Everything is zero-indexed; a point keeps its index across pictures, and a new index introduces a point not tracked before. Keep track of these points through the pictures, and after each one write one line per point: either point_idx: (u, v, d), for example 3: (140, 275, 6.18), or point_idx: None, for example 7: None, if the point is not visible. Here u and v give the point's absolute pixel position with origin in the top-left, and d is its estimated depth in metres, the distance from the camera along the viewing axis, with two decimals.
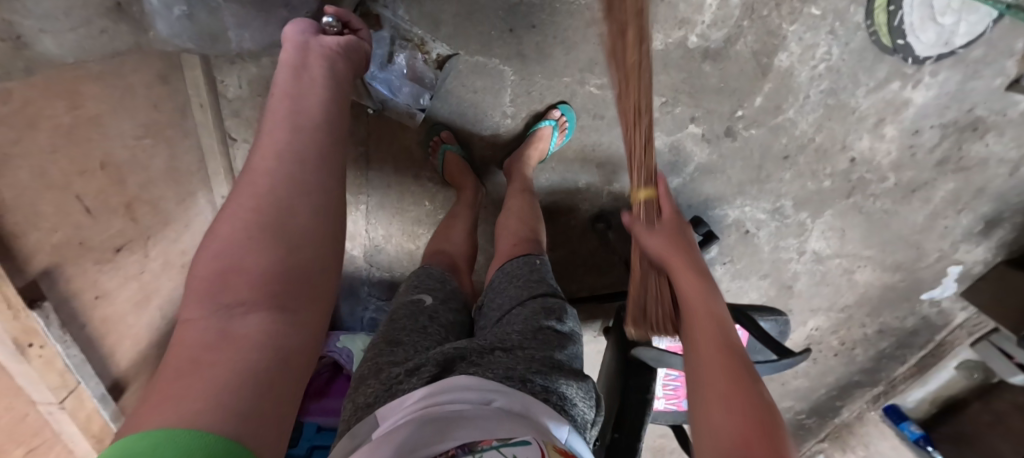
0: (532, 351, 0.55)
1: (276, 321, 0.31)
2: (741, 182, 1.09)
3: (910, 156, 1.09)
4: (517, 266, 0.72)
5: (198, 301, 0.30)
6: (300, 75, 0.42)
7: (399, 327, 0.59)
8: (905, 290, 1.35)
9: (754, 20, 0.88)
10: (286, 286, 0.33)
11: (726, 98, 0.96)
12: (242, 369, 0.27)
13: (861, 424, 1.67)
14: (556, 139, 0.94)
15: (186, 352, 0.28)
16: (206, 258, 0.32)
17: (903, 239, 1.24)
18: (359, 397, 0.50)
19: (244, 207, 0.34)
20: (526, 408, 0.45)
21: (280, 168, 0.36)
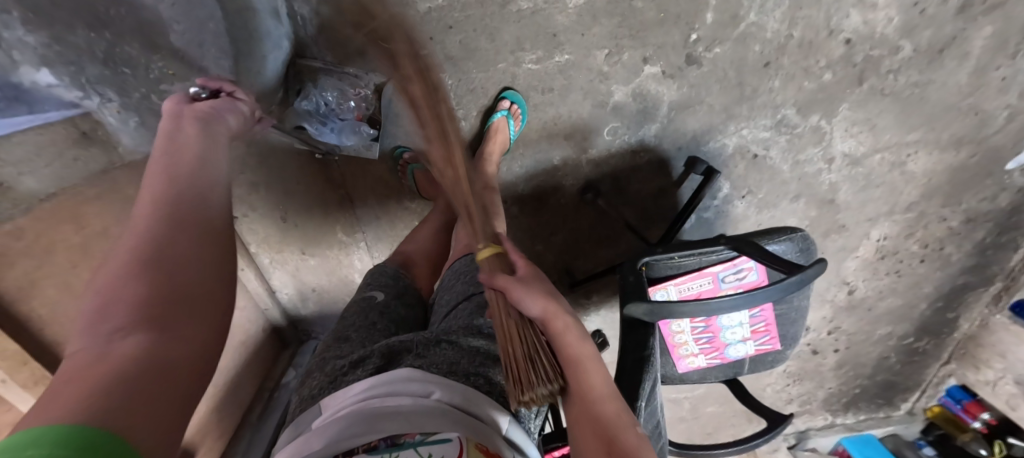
0: (478, 344, 0.59)
1: (154, 340, 0.34)
2: (726, 106, 1.00)
3: (919, 14, 0.92)
4: (465, 264, 0.77)
5: (82, 334, 0.34)
6: (175, 136, 0.50)
7: (350, 327, 0.65)
8: (981, 164, 1.15)
9: None
10: (167, 308, 0.36)
11: (672, 26, 0.90)
12: (116, 377, 0.30)
13: (988, 333, 1.40)
14: (513, 127, 0.96)
15: (65, 375, 0.31)
16: (90, 299, 0.36)
17: (952, 108, 1.06)
18: (307, 389, 0.55)
19: (122, 250, 0.38)
20: (466, 398, 0.47)
21: (157, 214, 0.42)
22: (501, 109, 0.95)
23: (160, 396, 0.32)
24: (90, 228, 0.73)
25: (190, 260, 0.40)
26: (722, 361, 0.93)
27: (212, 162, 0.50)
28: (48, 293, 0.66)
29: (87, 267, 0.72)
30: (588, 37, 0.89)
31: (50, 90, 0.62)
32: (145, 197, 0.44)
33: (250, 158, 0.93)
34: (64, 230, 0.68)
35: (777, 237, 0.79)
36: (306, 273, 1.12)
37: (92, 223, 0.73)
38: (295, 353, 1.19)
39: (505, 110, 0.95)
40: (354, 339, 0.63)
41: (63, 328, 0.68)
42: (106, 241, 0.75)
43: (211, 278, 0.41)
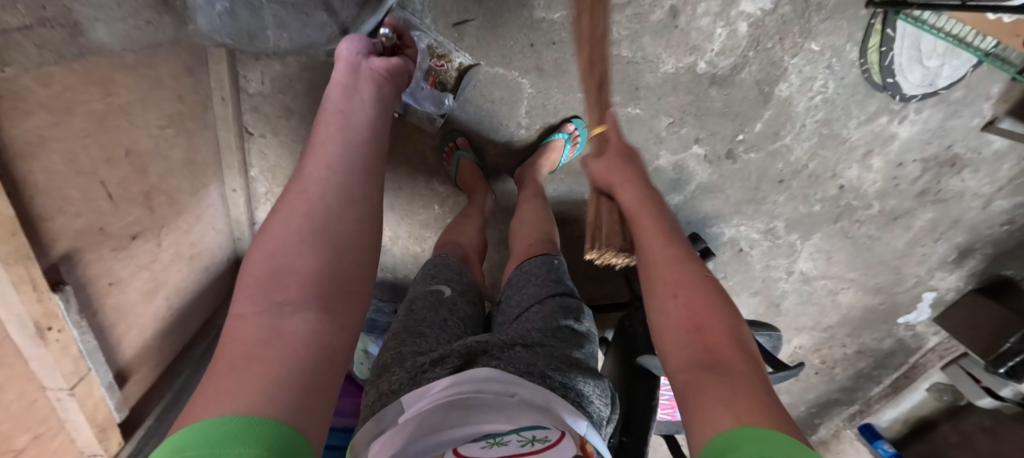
0: (552, 348, 0.61)
1: (315, 318, 0.39)
2: (738, 202, 1.13)
3: (894, 186, 1.14)
4: (536, 265, 0.79)
5: (251, 299, 0.39)
6: (350, 94, 0.57)
7: (422, 321, 0.66)
8: (884, 312, 1.44)
9: (759, 52, 0.91)
10: (328, 288, 0.42)
11: (729, 121, 1.00)
12: (289, 356, 0.36)
13: (838, 441, 1.81)
14: (568, 152, 1.00)
15: (248, 340, 0.36)
16: (259, 264, 0.42)
17: (885, 263, 1.31)
18: (385, 384, 0.57)
19: (296, 216, 0.45)
20: (548, 400, 0.51)
21: (326, 187, 0.48)
22: (563, 131, 0.97)
23: (317, 372, 0.37)
24: (114, 99, 0.61)
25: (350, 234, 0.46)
26: (669, 419, 1.04)
27: (373, 132, 0.55)
28: (52, 159, 0.55)
29: (96, 142, 0.61)
30: (661, 101, 0.97)
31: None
32: (310, 170, 0.49)
33: (297, 83, 0.88)
34: (89, 93, 0.57)
35: (761, 331, 0.92)
36: None
37: (118, 93, 0.62)
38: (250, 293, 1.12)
39: (566, 133, 0.97)
40: (428, 334, 0.64)
41: (52, 204, 0.56)
42: (125, 117, 0.64)
43: (361, 257, 0.46)
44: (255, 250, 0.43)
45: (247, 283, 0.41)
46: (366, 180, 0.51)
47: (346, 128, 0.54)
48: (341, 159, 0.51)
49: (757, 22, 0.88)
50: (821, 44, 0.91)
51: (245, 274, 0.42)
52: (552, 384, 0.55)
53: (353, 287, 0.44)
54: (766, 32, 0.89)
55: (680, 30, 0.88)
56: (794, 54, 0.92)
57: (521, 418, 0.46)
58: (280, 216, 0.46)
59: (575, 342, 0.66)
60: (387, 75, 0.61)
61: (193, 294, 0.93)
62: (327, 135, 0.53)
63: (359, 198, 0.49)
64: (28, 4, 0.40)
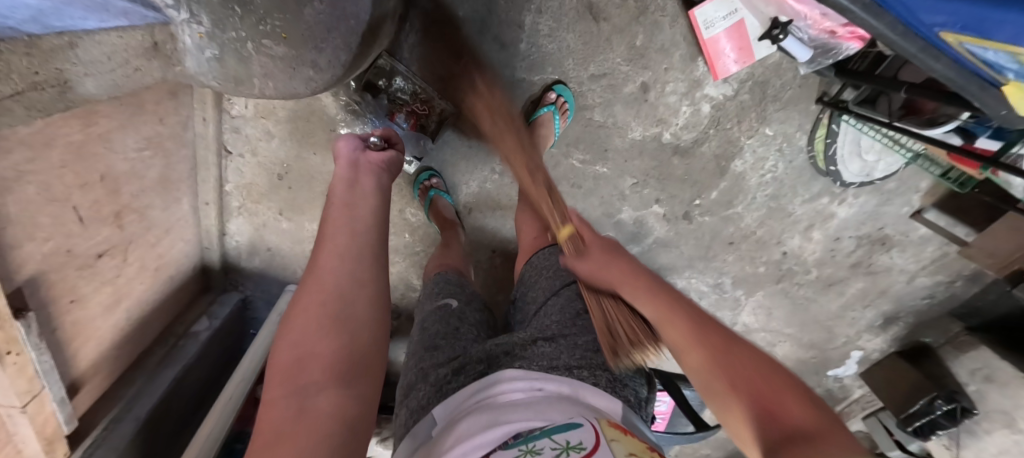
0: (574, 338, 0.67)
1: (339, 394, 0.44)
2: (691, 257, 1.22)
3: (831, 257, 1.25)
4: (545, 258, 0.84)
5: (279, 385, 0.44)
6: (353, 184, 0.63)
7: (437, 335, 0.71)
8: (815, 365, 1.56)
9: (719, 130, 1.00)
10: (345, 365, 0.46)
11: (688, 187, 1.08)
12: (319, 433, 0.40)
13: None
14: (558, 123, 0.92)
15: (282, 424, 0.41)
16: (285, 352, 0.47)
17: (819, 322, 1.42)
18: (413, 403, 0.63)
19: (313, 300, 0.50)
20: (573, 390, 0.56)
21: (338, 268, 0.53)
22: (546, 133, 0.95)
23: (345, 443, 0.41)
24: (94, 129, 0.63)
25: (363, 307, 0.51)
26: None
27: (377, 209, 0.61)
28: (29, 191, 0.56)
29: (72, 171, 0.62)
30: (628, 164, 1.03)
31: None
32: (323, 254, 0.54)
33: (281, 110, 0.91)
34: (70, 127, 0.58)
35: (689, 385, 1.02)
36: (271, 232, 1.08)
37: (99, 124, 0.63)
38: (211, 301, 1.13)
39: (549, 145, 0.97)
40: (444, 345, 0.69)
41: (24, 232, 0.57)
42: (104, 144, 0.66)
43: (376, 326, 0.51)
44: (279, 340, 0.48)
45: (276, 371, 0.46)
46: (374, 256, 0.56)
47: (353, 214, 0.59)
48: (348, 240, 0.56)
49: (719, 104, 0.96)
50: (775, 129, 1.00)
51: (274, 363, 0.47)
52: (579, 373, 0.60)
53: (367, 361, 0.48)
54: (727, 114, 0.97)
55: (648, 103, 0.95)
56: (750, 135, 1.01)
57: (552, 415, 0.50)
58: (297, 304, 0.51)
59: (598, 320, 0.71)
60: (383, 165, 0.68)
61: (153, 303, 0.93)
62: (336, 222, 0.58)
63: (367, 274, 0.54)
64: (21, 71, 0.42)
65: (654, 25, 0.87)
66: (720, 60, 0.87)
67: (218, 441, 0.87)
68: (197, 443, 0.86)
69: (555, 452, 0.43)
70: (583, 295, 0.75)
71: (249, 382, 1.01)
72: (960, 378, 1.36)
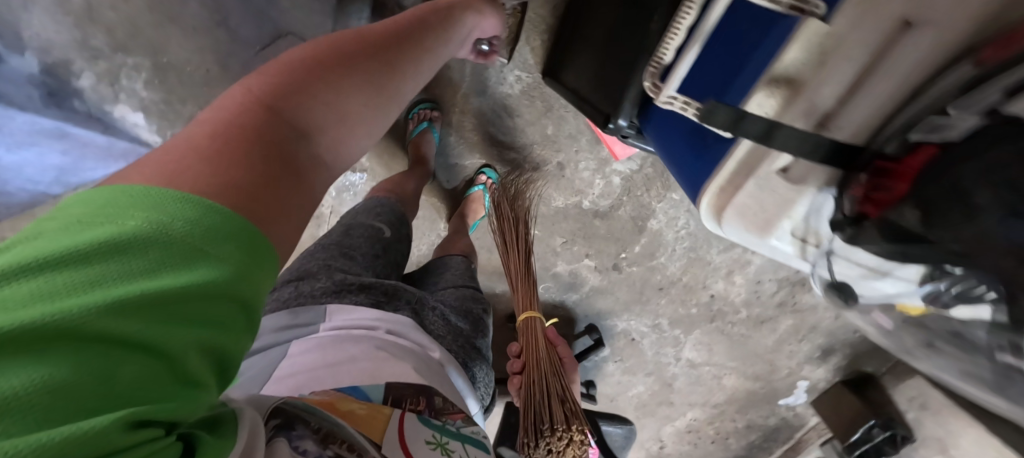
0: (459, 323, 0.88)
1: (279, 172, 0.41)
2: (626, 302, 1.36)
3: (757, 296, 1.38)
4: (456, 261, 1.05)
5: (234, 117, 0.42)
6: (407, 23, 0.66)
7: (355, 248, 0.87)
8: (765, 394, 1.66)
9: (630, 196, 1.15)
10: (297, 160, 0.44)
11: (612, 242, 1.23)
12: (252, 188, 0.37)
13: None
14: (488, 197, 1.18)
15: (214, 147, 0.38)
16: (256, 96, 0.45)
17: (760, 356, 1.53)
18: (304, 288, 0.78)
19: (312, 78, 0.49)
20: (449, 363, 0.76)
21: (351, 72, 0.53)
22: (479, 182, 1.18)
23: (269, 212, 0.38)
24: None
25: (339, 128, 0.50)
26: None
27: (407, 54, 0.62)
28: None
29: None
30: (555, 226, 1.21)
31: (130, 126, 1.11)
32: (350, 48, 0.55)
33: None
34: None
35: (617, 423, 1.18)
36: None
37: None
38: None
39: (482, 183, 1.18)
40: (358, 260, 0.86)
41: None
42: None
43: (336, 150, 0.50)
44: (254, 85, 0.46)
45: (220, 105, 0.43)
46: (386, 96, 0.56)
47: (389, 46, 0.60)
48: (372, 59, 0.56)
49: (627, 177, 1.13)
50: (680, 194, 1.16)
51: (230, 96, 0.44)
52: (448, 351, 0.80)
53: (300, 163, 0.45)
54: (636, 183, 1.13)
55: (565, 178, 1.13)
56: (659, 200, 1.16)
57: (438, 389, 0.66)
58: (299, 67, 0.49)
59: (471, 323, 0.91)
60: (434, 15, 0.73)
61: None
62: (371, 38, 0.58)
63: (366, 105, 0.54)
64: None
65: (560, 119, 1.06)
66: (615, 146, 1.04)
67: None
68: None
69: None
70: (475, 298, 0.96)
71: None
72: (900, 405, 1.46)
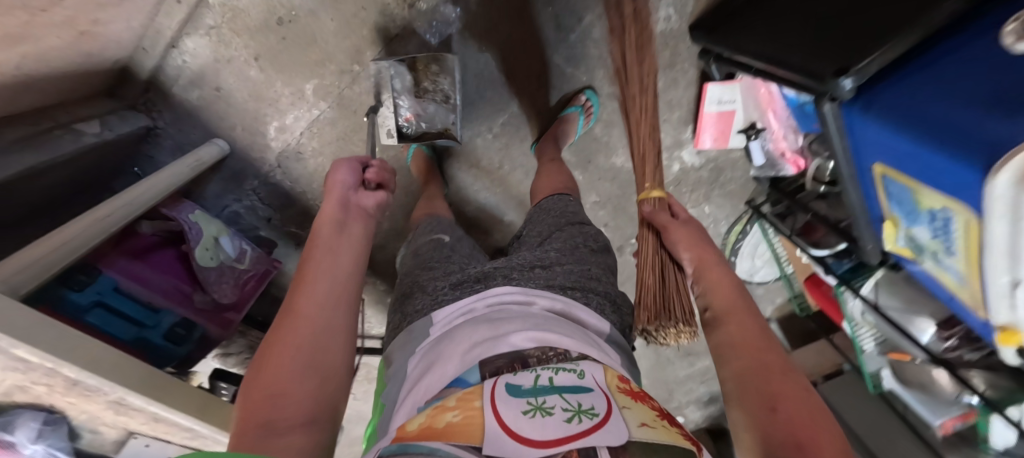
0: (565, 265, 0.74)
1: (313, 369, 0.50)
2: None
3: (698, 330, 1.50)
4: (552, 202, 0.90)
5: (246, 404, 0.46)
6: (344, 206, 0.70)
7: (428, 258, 0.79)
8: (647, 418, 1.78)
9: (675, 190, 1.18)
10: (314, 379, 0.49)
11: (632, 224, 1.24)
12: (309, 372, 0.49)
13: None
14: (580, 124, 1.02)
15: (257, 437, 0.42)
16: (264, 396, 0.46)
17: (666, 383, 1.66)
18: (409, 308, 0.72)
19: (279, 377, 0.48)
20: (567, 306, 0.64)
21: (314, 318, 0.54)
22: (576, 103, 1.01)
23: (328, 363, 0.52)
24: None
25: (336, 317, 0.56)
26: None
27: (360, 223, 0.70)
28: None
29: None
30: (598, 182, 1.16)
31: None
32: (298, 312, 0.54)
33: None
34: None
35: None
36: (229, 73, 0.96)
37: None
38: (112, 112, 0.94)
39: (578, 105, 1.01)
40: (443, 261, 0.78)
41: None
42: None
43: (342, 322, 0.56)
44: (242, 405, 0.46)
45: (254, 391, 0.46)
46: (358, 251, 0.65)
47: (337, 235, 0.65)
48: (325, 308, 0.56)
49: (685, 170, 1.15)
50: (709, 210, 1.22)
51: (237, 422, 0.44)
52: (571, 295, 0.68)
53: (333, 345, 0.53)
54: (687, 180, 1.16)
55: None
56: (692, 206, 1.21)
57: (553, 337, 0.55)
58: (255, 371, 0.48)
59: (589, 257, 0.78)
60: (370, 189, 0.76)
61: (52, 68, 0.75)
62: (308, 286, 0.57)
63: (337, 312, 0.56)
64: None
65: (672, 81, 1.02)
66: (704, 134, 1.04)
67: (85, 253, 0.69)
68: (85, 218, 0.73)
69: (566, 413, 0.42)
70: (583, 232, 0.83)
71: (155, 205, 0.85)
72: None
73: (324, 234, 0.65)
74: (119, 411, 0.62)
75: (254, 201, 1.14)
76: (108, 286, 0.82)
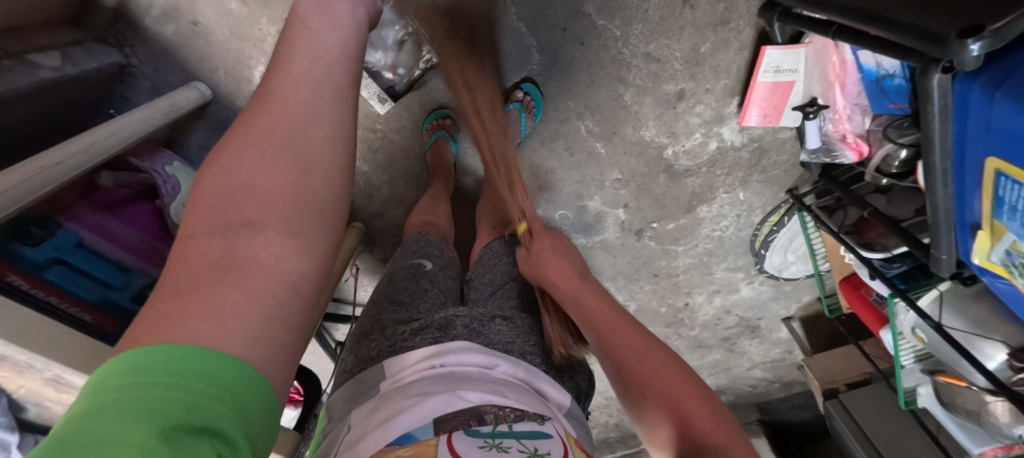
0: (528, 321, 0.65)
1: (291, 193, 0.38)
2: (618, 270, 1.24)
3: (715, 324, 1.38)
4: (506, 242, 0.79)
5: (201, 221, 0.35)
6: None
7: (403, 291, 0.69)
8: None
9: (708, 170, 1.04)
10: (296, 209, 0.38)
11: (654, 206, 1.11)
12: (285, 199, 0.37)
13: None
14: (523, 122, 0.94)
15: (205, 275, 0.32)
16: (211, 233, 0.34)
17: None
18: (364, 350, 0.62)
19: (246, 201, 0.36)
20: (528, 375, 0.58)
21: (286, 127, 0.40)
22: (516, 100, 0.94)
23: (315, 196, 0.39)
24: None
25: (316, 126, 0.41)
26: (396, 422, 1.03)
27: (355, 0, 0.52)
28: None
29: None
30: (621, 157, 1.03)
31: None
32: (269, 115, 0.40)
33: None
34: None
35: None
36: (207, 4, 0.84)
37: None
38: (78, 43, 0.84)
39: (517, 102, 0.94)
40: (413, 299, 0.67)
41: None
42: None
43: (328, 133, 0.42)
44: (189, 231, 0.35)
45: (200, 219, 0.35)
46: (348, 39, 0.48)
47: (321, 17, 0.47)
48: (305, 122, 0.41)
49: (723, 148, 1.01)
50: (744, 196, 1.09)
51: (178, 262, 0.33)
52: (529, 360, 0.61)
53: (319, 135, 0.41)
54: (724, 161, 1.03)
55: (675, 114, 0.96)
56: (726, 191, 1.08)
57: (502, 400, 0.50)
58: (204, 191, 0.37)
59: (549, 312, 0.69)
60: None
61: None
62: (280, 84, 0.42)
63: (319, 120, 0.42)
64: None
65: (722, 43, 0.87)
66: (752, 107, 0.92)
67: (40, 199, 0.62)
68: (23, 168, 0.62)
69: (522, 453, 0.42)
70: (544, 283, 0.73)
71: (107, 160, 0.75)
72: None
73: (310, 14, 0.47)
74: (60, 388, 0.56)
75: None
76: (70, 242, 0.75)
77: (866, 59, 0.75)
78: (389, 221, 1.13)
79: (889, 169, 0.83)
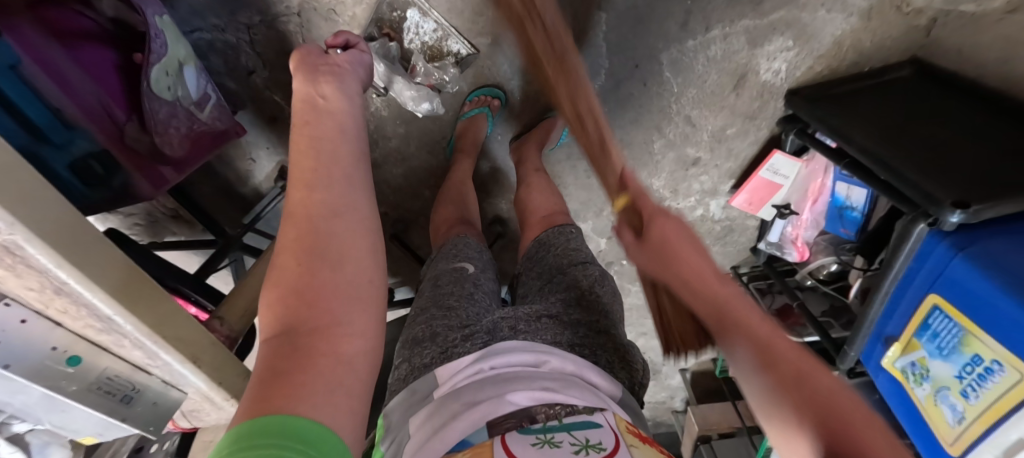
0: (577, 316, 0.64)
1: (340, 301, 0.43)
2: None
3: None
4: (553, 235, 0.78)
5: (272, 342, 0.40)
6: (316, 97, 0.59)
7: (449, 294, 0.65)
8: None
9: None
10: (345, 308, 0.43)
11: None
12: (337, 302, 0.43)
13: None
14: (566, 130, 0.96)
15: (279, 377, 0.37)
16: (278, 345, 0.40)
17: None
18: (417, 358, 0.59)
19: (301, 311, 0.42)
20: (578, 369, 0.55)
21: (323, 233, 0.47)
22: None
23: (354, 293, 0.45)
24: None
25: (339, 230, 0.47)
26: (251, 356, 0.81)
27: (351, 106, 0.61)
28: None
29: None
30: None
31: None
32: (305, 227, 0.47)
33: None
34: None
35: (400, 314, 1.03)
36: None
37: None
38: None
39: None
40: (460, 303, 0.63)
41: None
42: None
43: (353, 234, 0.48)
44: (264, 348, 0.41)
45: (269, 339, 0.41)
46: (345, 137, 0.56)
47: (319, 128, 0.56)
48: (331, 227, 0.47)
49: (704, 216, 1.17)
50: None
51: (259, 372, 0.38)
52: (580, 353, 0.59)
53: (342, 231, 0.47)
54: (700, 227, 1.19)
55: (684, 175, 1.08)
56: None
57: (555, 395, 0.48)
58: (269, 316, 0.43)
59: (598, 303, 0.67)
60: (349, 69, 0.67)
61: None
62: (306, 196, 0.49)
63: (340, 215, 0.48)
64: None
65: (743, 133, 1.02)
66: (743, 193, 1.08)
67: None
68: None
69: (574, 446, 0.40)
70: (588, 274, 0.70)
71: None
72: None
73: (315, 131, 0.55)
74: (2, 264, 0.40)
75: (240, 40, 0.86)
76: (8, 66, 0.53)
77: (842, 189, 0.94)
78: (383, 176, 1.03)
79: (818, 274, 1.04)
